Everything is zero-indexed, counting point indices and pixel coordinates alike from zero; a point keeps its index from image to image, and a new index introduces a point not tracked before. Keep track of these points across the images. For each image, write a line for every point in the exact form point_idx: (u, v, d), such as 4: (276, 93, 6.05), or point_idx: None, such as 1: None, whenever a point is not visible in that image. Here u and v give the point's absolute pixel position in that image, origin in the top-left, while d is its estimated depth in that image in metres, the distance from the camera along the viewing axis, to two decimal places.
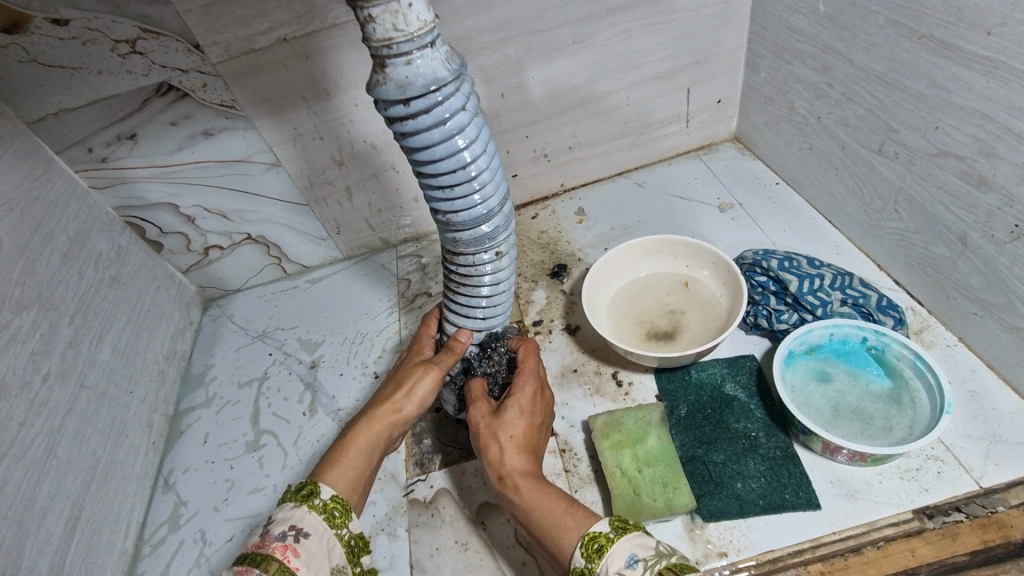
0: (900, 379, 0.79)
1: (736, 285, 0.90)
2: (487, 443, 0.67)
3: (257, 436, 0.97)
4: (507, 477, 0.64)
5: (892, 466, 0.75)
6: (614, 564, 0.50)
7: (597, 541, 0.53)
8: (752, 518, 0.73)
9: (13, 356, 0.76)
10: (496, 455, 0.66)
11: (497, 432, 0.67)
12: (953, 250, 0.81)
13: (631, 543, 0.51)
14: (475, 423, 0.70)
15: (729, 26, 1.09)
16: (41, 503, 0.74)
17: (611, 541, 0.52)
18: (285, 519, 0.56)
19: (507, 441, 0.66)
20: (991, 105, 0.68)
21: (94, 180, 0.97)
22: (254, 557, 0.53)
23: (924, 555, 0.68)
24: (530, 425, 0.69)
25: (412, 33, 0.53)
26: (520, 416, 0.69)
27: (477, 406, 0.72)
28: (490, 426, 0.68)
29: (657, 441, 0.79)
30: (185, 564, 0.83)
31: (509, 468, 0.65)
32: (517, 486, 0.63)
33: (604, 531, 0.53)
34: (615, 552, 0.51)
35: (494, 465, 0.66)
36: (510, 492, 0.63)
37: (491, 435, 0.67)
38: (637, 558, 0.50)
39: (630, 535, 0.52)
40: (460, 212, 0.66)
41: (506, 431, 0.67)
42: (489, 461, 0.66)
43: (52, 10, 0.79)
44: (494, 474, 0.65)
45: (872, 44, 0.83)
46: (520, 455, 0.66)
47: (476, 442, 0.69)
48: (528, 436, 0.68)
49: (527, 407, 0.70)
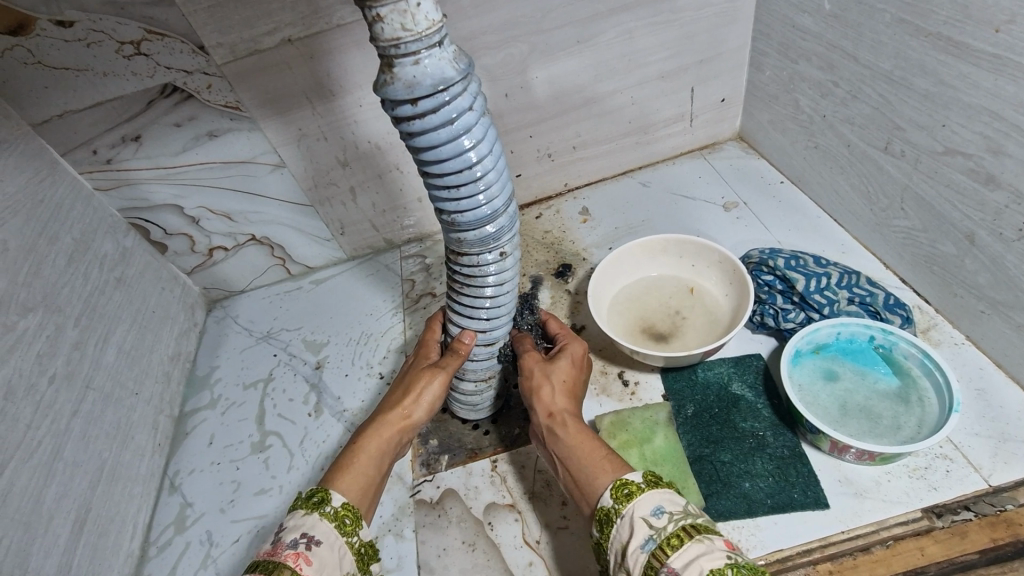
0: (907, 378, 0.79)
1: (741, 284, 0.90)
2: (539, 382, 0.71)
3: (263, 437, 0.97)
4: (556, 414, 0.67)
5: (900, 465, 0.75)
6: (639, 511, 0.51)
7: (628, 487, 0.54)
8: (760, 517, 0.73)
9: (20, 358, 0.76)
10: (547, 393, 0.70)
11: (550, 374, 0.71)
12: (960, 249, 0.80)
13: (660, 496, 0.52)
14: (527, 364, 0.73)
15: (733, 25, 1.09)
16: (49, 505, 0.74)
17: (641, 489, 0.53)
18: (296, 527, 0.56)
19: (558, 384, 0.70)
20: (999, 103, 0.68)
21: (99, 182, 0.97)
22: (265, 564, 0.52)
23: (933, 554, 0.68)
24: (577, 378, 0.73)
25: (420, 33, 0.53)
26: (571, 367, 0.73)
27: (530, 351, 0.76)
28: (543, 369, 0.72)
29: (664, 441, 0.79)
30: (192, 565, 0.83)
31: (558, 408, 0.68)
32: (566, 422, 0.66)
33: (636, 480, 0.54)
34: (643, 500, 0.52)
35: (544, 402, 0.69)
36: (555, 427, 0.66)
37: (543, 377, 0.71)
38: (664, 509, 0.51)
39: (661, 490, 0.53)
40: (465, 212, 0.66)
41: (558, 375, 0.71)
42: (538, 397, 0.70)
43: (58, 11, 0.79)
44: (542, 410, 0.68)
45: (878, 42, 0.83)
46: (569, 399, 0.70)
47: (525, 381, 0.72)
48: (574, 386, 0.72)
49: (578, 361, 0.74)
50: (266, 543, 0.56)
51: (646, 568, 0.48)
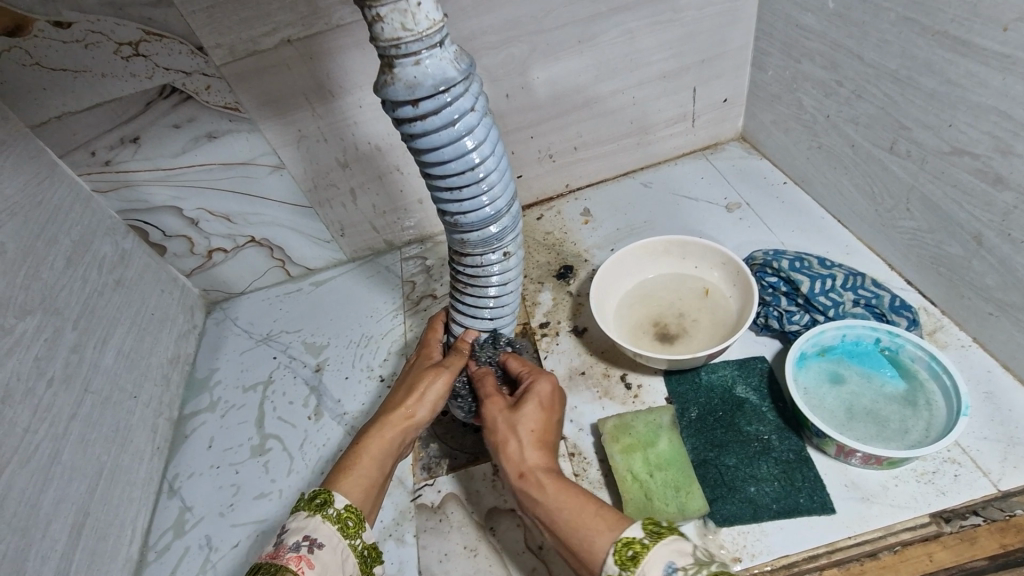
0: (915, 381, 0.78)
1: (746, 285, 0.89)
2: (505, 438, 0.65)
3: (262, 440, 0.96)
4: (528, 473, 0.61)
5: (907, 469, 0.74)
6: (650, 573, 0.47)
7: (631, 547, 0.50)
8: (765, 522, 0.72)
9: (18, 361, 0.76)
10: (515, 450, 0.64)
11: (516, 426, 0.65)
12: (967, 250, 0.79)
13: (669, 549, 0.48)
14: (492, 418, 0.68)
15: (735, 25, 1.08)
16: (46, 510, 0.73)
17: (646, 547, 0.49)
18: (298, 529, 0.56)
19: (525, 437, 0.64)
20: (1008, 102, 0.67)
21: (98, 183, 0.96)
22: (267, 567, 0.52)
23: (942, 560, 0.67)
24: (548, 423, 0.67)
25: (421, 33, 0.53)
26: (538, 412, 0.67)
27: (493, 399, 0.70)
28: (509, 422, 0.66)
29: (668, 445, 0.78)
30: (191, 570, 0.82)
31: (530, 464, 0.62)
32: (539, 480, 0.60)
33: (638, 536, 0.51)
34: (653, 558, 0.48)
35: (513, 461, 0.63)
36: (531, 489, 0.60)
37: (509, 431, 0.65)
38: (676, 566, 0.47)
39: (666, 540, 0.49)
40: (468, 213, 0.65)
41: (524, 426, 0.65)
42: (508, 456, 0.64)
43: (55, 12, 0.78)
44: (513, 471, 0.63)
45: (883, 41, 0.82)
46: (540, 452, 0.63)
47: (492, 439, 0.66)
48: (546, 432, 0.66)
49: (546, 403, 0.68)
50: (268, 546, 0.56)
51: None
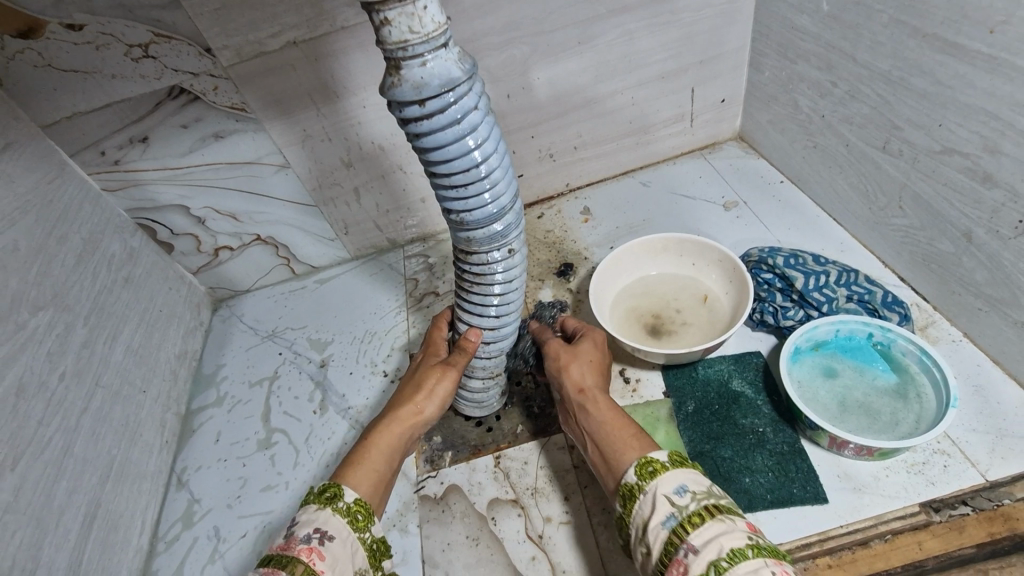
0: (906, 374, 0.80)
1: (741, 280, 0.91)
2: (567, 361, 0.72)
3: (269, 434, 0.98)
4: (586, 390, 0.68)
5: (898, 460, 0.76)
6: (662, 489, 0.52)
7: (653, 465, 0.55)
8: (760, 512, 0.74)
9: (31, 356, 0.78)
10: (576, 371, 0.71)
11: (577, 353, 0.73)
12: (958, 247, 0.81)
13: (685, 474, 0.53)
14: (555, 345, 0.75)
15: (732, 26, 1.10)
16: (60, 500, 0.75)
17: (666, 468, 0.54)
18: (308, 522, 0.57)
19: (585, 363, 0.72)
20: (995, 102, 0.69)
21: (107, 182, 0.98)
22: (279, 559, 0.53)
23: (931, 548, 0.69)
24: (604, 359, 0.74)
25: (427, 35, 0.55)
26: (597, 348, 0.74)
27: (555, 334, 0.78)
28: (570, 350, 0.74)
29: (665, 436, 0.83)
30: (199, 560, 0.84)
31: (589, 384, 0.69)
32: (596, 397, 0.67)
33: (660, 458, 0.55)
34: (667, 478, 0.53)
35: (573, 378, 0.70)
36: (586, 403, 0.67)
37: (571, 356, 0.73)
38: (687, 488, 0.51)
39: (685, 468, 0.53)
40: (473, 211, 0.67)
41: (585, 353, 0.73)
42: (568, 376, 0.71)
43: (67, 15, 0.80)
44: (572, 387, 0.70)
45: (875, 43, 0.84)
46: (598, 376, 0.71)
47: (554, 362, 0.74)
48: (602, 365, 0.73)
49: (602, 343, 0.76)
50: (278, 538, 0.58)
51: (665, 544, 0.50)
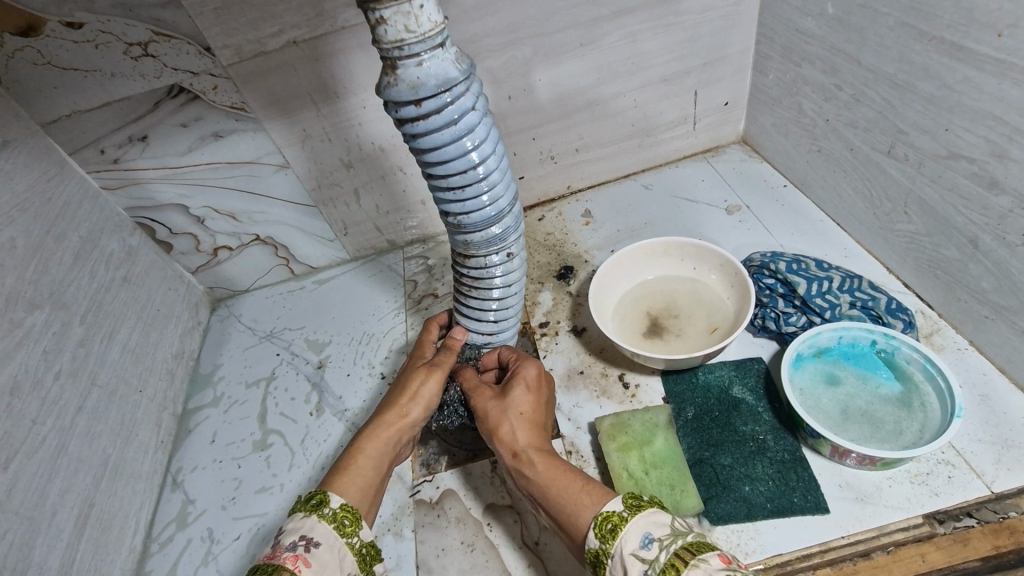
0: (910, 382, 0.79)
1: (744, 287, 0.90)
2: (498, 422, 0.69)
3: (264, 435, 0.97)
4: (521, 453, 0.65)
5: (901, 471, 0.74)
6: (628, 547, 0.50)
7: (611, 521, 0.53)
8: (759, 521, 0.73)
9: (27, 354, 0.77)
10: (508, 432, 0.68)
11: (506, 410, 0.69)
12: (964, 253, 0.80)
13: (645, 523, 0.51)
14: (483, 405, 0.71)
15: (737, 28, 1.09)
16: (52, 500, 0.74)
17: (624, 520, 0.52)
18: (295, 530, 0.57)
19: (517, 419, 0.68)
20: (1002, 107, 0.68)
21: (106, 181, 0.98)
22: (265, 567, 0.53)
23: (935, 560, 0.67)
24: (536, 404, 0.71)
25: (424, 34, 0.54)
26: (526, 394, 0.71)
27: (479, 390, 0.73)
28: (498, 407, 0.70)
29: (664, 443, 0.79)
30: (193, 563, 0.84)
31: (522, 445, 0.66)
32: (531, 459, 0.64)
33: (617, 510, 0.53)
34: (630, 531, 0.51)
35: (507, 442, 0.67)
36: (525, 468, 0.64)
37: (501, 415, 0.69)
38: (652, 537, 0.50)
39: (644, 514, 0.52)
40: (470, 214, 0.66)
41: (515, 408, 0.69)
42: (501, 438, 0.68)
43: (67, 13, 0.80)
44: (508, 452, 0.67)
45: (882, 46, 0.82)
46: (532, 432, 0.67)
47: (485, 424, 0.70)
48: (536, 413, 0.70)
49: (533, 385, 0.72)
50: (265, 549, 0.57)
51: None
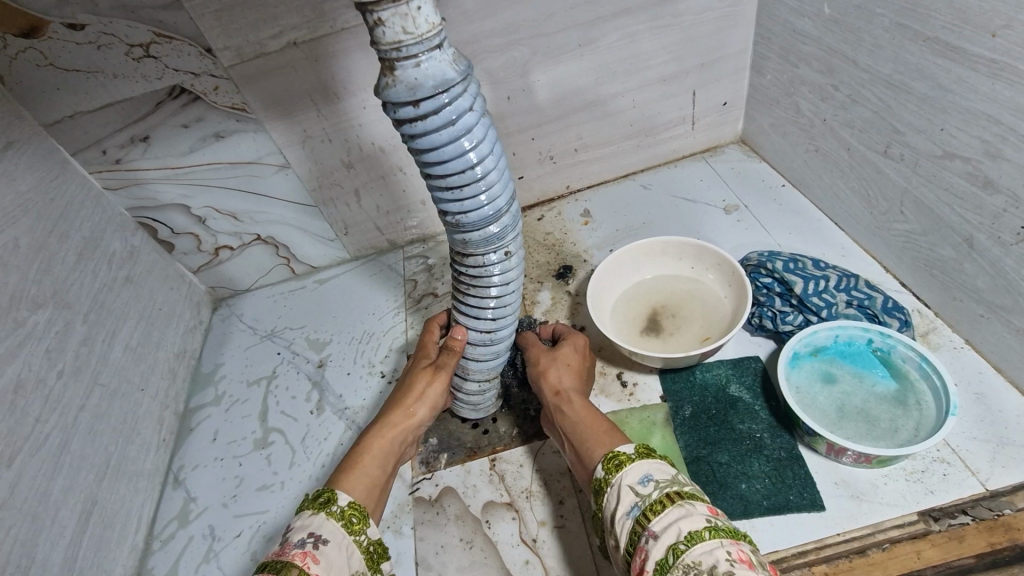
0: (905, 381, 0.79)
1: (741, 286, 0.90)
2: (545, 367, 0.75)
3: (265, 433, 0.98)
4: (562, 392, 0.70)
5: (897, 468, 0.75)
6: (627, 479, 0.53)
7: (618, 458, 0.56)
8: (756, 518, 0.73)
9: (29, 353, 0.78)
10: (553, 376, 0.73)
11: (554, 360, 0.75)
12: (959, 252, 0.80)
13: (649, 465, 0.54)
14: (535, 355, 0.78)
15: (734, 29, 1.09)
16: (55, 497, 0.75)
17: (630, 460, 0.55)
18: (303, 527, 0.58)
19: (562, 368, 0.74)
20: (996, 107, 0.68)
21: (108, 181, 0.99)
22: (274, 564, 0.53)
23: (929, 557, 0.68)
24: (583, 362, 0.76)
25: (421, 35, 0.55)
26: (574, 353, 0.77)
27: (535, 347, 0.80)
28: (548, 357, 0.76)
29: (661, 440, 0.82)
30: (194, 560, 0.84)
31: (564, 386, 0.71)
32: (569, 399, 0.69)
33: (627, 451, 0.56)
34: (633, 469, 0.54)
35: (550, 382, 0.72)
36: (561, 404, 0.69)
37: (549, 363, 0.75)
38: (651, 477, 0.52)
39: (650, 460, 0.54)
40: (469, 213, 0.66)
41: (564, 359, 0.75)
42: (546, 380, 0.73)
43: (69, 15, 0.81)
44: (549, 392, 0.72)
45: (877, 46, 0.83)
46: (576, 380, 0.73)
47: (534, 369, 0.76)
48: (581, 370, 0.75)
49: (581, 348, 0.78)
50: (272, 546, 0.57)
51: (630, 534, 0.50)
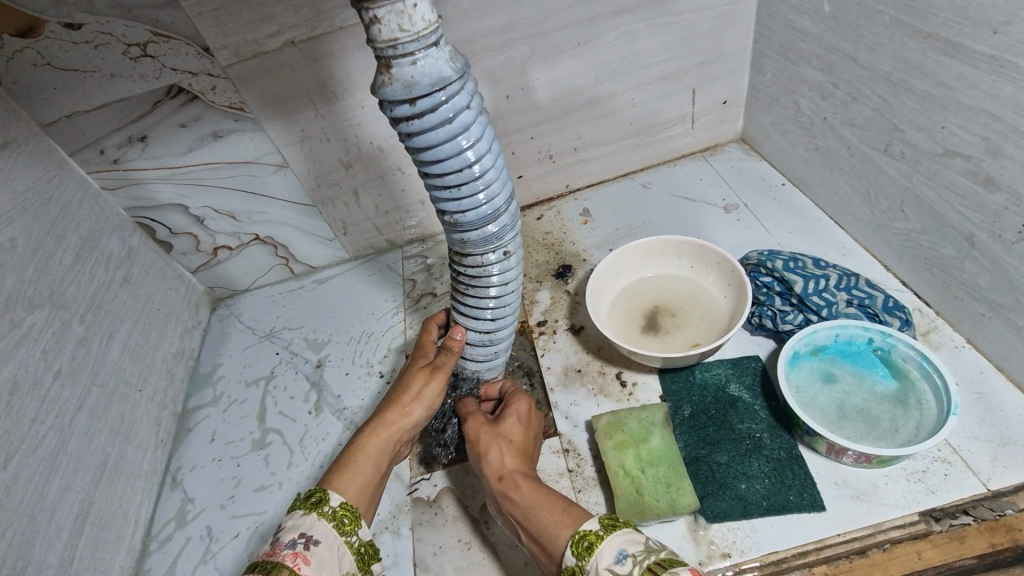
0: (906, 380, 0.79)
1: (740, 285, 0.90)
2: (487, 446, 0.71)
3: (263, 434, 0.98)
4: (508, 476, 0.68)
5: (897, 468, 0.74)
6: (603, 562, 0.53)
7: (587, 539, 0.56)
8: (755, 519, 0.73)
9: (26, 353, 0.78)
10: (497, 456, 0.70)
11: (497, 436, 0.72)
12: (960, 251, 0.80)
13: (621, 539, 0.54)
14: (474, 429, 0.74)
15: (734, 27, 1.09)
16: (52, 498, 0.75)
17: (600, 538, 0.55)
18: (294, 527, 0.58)
19: (507, 446, 0.71)
20: (997, 105, 0.68)
21: (106, 181, 0.98)
22: (264, 564, 0.53)
23: (930, 558, 0.67)
24: (526, 435, 0.74)
25: (418, 33, 0.54)
26: (517, 425, 0.74)
27: (472, 417, 0.76)
28: (490, 432, 0.73)
29: (660, 441, 0.79)
30: (192, 561, 0.84)
31: (509, 469, 0.69)
32: (517, 483, 0.67)
33: (594, 528, 0.56)
34: (605, 548, 0.54)
35: (493, 465, 0.69)
36: (509, 490, 0.66)
37: (492, 439, 0.72)
38: (626, 553, 0.52)
39: (619, 532, 0.55)
40: (467, 212, 0.66)
41: (507, 435, 0.72)
42: (489, 461, 0.70)
43: (66, 14, 0.81)
44: (493, 475, 0.69)
45: (877, 44, 0.83)
46: (520, 458, 0.71)
47: (473, 448, 0.72)
48: (525, 444, 0.73)
49: (524, 417, 0.76)
50: (264, 547, 0.57)
51: None
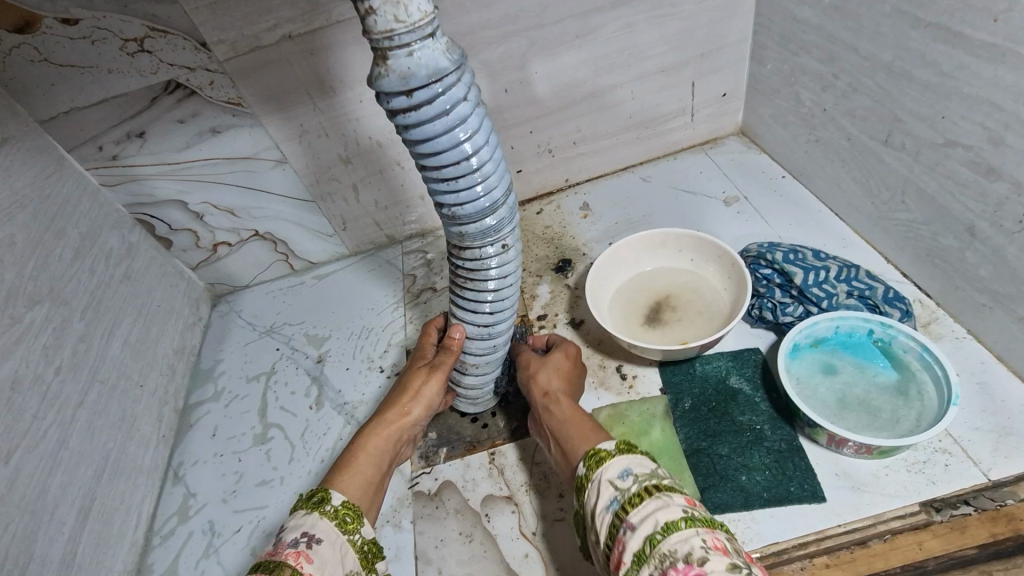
0: (907, 371, 0.79)
1: (740, 277, 0.89)
2: (535, 369, 0.78)
3: (264, 429, 0.98)
4: (551, 393, 0.73)
5: (898, 459, 0.74)
6: (607, 474, 0.56)
7: (599, 454, 0.58)
8: (756, 510, 0.73)
9: (27, 349, 0.78)
10: (543, 378, 0.76)
11: (544, 363, 0.78)
12: (962, 241, 0.80)
13: (630, 461, 0.56)
14: (525, 358, 0.81)
15: (734, 19, 1.08)
16: (54, 493, 0.75)
17: (610, 456, 0.57)
18: (296, 527, 0.57)
19: (552, 371, 0.77)
20: (999, 93, 0.68)
21: (105, 177, 0.98)
22: (266, 564, 0.52)
23: (931, 548, 0.68)
24: (573, 368, 0.79)
25: (413, 24, 0.54)
26: (565, 357, 0.80)
27: (525, 351, 0.83)
28: (539, 361, 0.79)
29: (660, 433, 0.81)
30: (194, 555, 0.84)
31: (552, 387, 0.74)
32: (558, 399, 0.72)
33: (607, 448, 0.58)
34: (613, 464, 0.56)
35: (540, 384, 0.75)
36: (549, 403, 0.72)
37: (540, 365, 0.78)
38: (630, 471, 0.54)
39: (629, 456, 0.56)
40: (464, 205, 0.66)
41: (554, 364, 0.78)
42: (535, 383, 0.76)
43: (63, 9, 0.80)
44: (538, 393, 0.75)
45: (878, 34, 0.82)
46: (563, 383, 0.76)
47: (523, 371, 0.79)
48: (570, 375, 0.78)
49: (572, 356, 0.81)
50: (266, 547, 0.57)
51: (609, 525, 0.52)
